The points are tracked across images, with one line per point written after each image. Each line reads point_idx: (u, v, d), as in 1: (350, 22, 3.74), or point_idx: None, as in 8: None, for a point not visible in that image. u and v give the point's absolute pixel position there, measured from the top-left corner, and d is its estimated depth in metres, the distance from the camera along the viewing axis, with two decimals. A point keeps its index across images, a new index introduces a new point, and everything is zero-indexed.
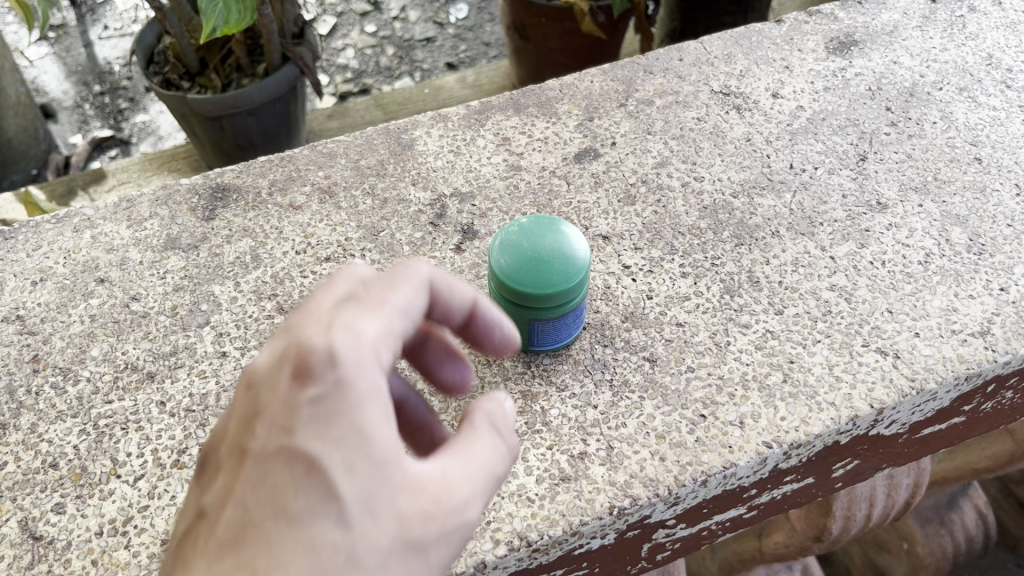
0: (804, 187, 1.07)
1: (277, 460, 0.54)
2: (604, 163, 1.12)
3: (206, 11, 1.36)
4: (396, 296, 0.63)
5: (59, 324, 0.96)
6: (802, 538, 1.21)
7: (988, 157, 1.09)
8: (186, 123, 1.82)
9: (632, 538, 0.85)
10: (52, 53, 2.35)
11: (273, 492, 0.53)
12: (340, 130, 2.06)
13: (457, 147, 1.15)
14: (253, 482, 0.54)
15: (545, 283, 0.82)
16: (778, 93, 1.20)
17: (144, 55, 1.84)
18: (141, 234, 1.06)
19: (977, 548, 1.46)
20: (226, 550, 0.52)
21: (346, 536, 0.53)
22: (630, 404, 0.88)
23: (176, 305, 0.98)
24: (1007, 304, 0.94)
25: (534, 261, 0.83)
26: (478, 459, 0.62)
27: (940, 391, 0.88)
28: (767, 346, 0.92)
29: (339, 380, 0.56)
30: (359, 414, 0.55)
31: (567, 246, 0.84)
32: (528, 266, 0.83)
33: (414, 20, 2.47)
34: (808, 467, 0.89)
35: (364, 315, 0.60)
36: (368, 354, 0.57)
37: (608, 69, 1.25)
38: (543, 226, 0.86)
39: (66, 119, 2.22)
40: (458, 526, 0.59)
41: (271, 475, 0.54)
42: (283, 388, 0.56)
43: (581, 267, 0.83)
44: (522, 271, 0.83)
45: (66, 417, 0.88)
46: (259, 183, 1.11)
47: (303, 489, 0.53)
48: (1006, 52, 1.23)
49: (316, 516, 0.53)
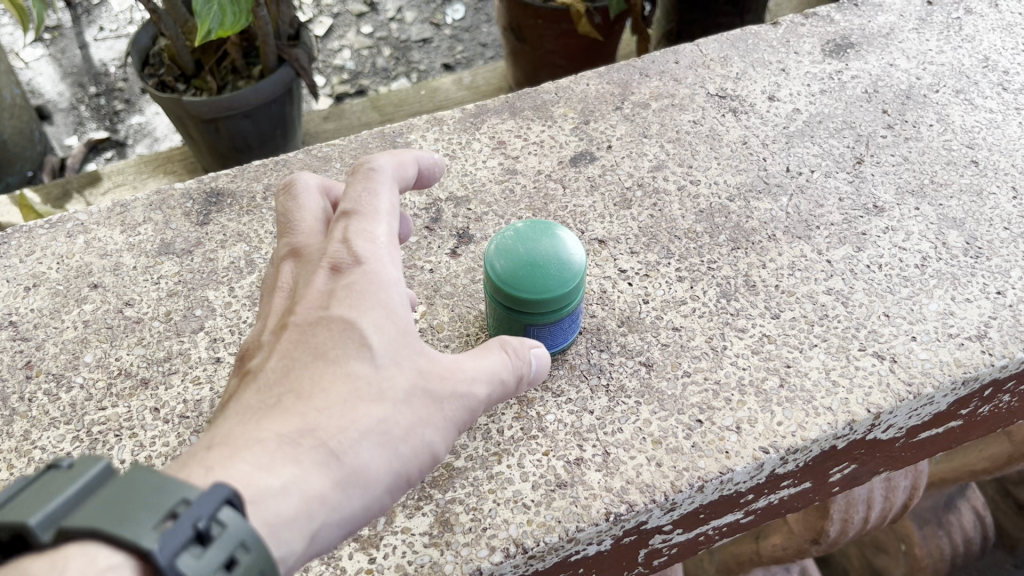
0: (801, 190, 1.07)
1: (318, 322, 0.70)
2: (600, 167, 1.11)
3: (200, 13, 1.35)
4: (380, 203, 0.78)
5: (52, 330, 0.96)
6: (799, 541, 1.21)
7: (985, 160, 1.09)
8: (181, 125, 1.81)
9: (628, 544, 0.85)
10: (47, 54, 2.34)
11: (314, 344, 0.68)
12: (336, 132, 2.05)
13: (453, 151, 1.15)
14: (298, 339, 0.69)
15: (541, 288, 0.81)
16: (774, 95, 1.20)
17: (139, 57, 1.83)
18: (135, 239, 1.05)
19: (974, 550, 1.46)
20: (277, 385, 0.66)
21: (373, 374, 0.67)
22: (627, 410, 0.88)
23: (170, 310, 0.97)
24: (1004, 308, 0.93)
25: (531, 265, 0.82)
26: (492, 356, 0.75)
27: (937, 395, 0.88)
28: (764, 351, 0.91)
29: (364, 270, 0.72)
30: (381, 289, 0.71)
31: (563, 251, 0.83)
32: (524, 271, 0.82)
33: (410, 22, 2.47)
34: (805, 471, 0.88)
35: (373, 220, 0.76)
36: (385, 253, 0.74)
37: (604, 72, 1.25)
38: (539, 230, 0.85)
39: (61, 121, 2.21)
40: (473, 391, 0.72)
41: (311, 334, 0.69)
42: (321, 278, 0.73)
43: (577, 272, 0.83)
44: (518, 276, 0.82)
45: (59, 424, 0.87)
46: (253, 188, 1.10)
47: (339, 342, 0.68)
48: (1002, 54, 1.23)
49: (349, 360, 0.67)
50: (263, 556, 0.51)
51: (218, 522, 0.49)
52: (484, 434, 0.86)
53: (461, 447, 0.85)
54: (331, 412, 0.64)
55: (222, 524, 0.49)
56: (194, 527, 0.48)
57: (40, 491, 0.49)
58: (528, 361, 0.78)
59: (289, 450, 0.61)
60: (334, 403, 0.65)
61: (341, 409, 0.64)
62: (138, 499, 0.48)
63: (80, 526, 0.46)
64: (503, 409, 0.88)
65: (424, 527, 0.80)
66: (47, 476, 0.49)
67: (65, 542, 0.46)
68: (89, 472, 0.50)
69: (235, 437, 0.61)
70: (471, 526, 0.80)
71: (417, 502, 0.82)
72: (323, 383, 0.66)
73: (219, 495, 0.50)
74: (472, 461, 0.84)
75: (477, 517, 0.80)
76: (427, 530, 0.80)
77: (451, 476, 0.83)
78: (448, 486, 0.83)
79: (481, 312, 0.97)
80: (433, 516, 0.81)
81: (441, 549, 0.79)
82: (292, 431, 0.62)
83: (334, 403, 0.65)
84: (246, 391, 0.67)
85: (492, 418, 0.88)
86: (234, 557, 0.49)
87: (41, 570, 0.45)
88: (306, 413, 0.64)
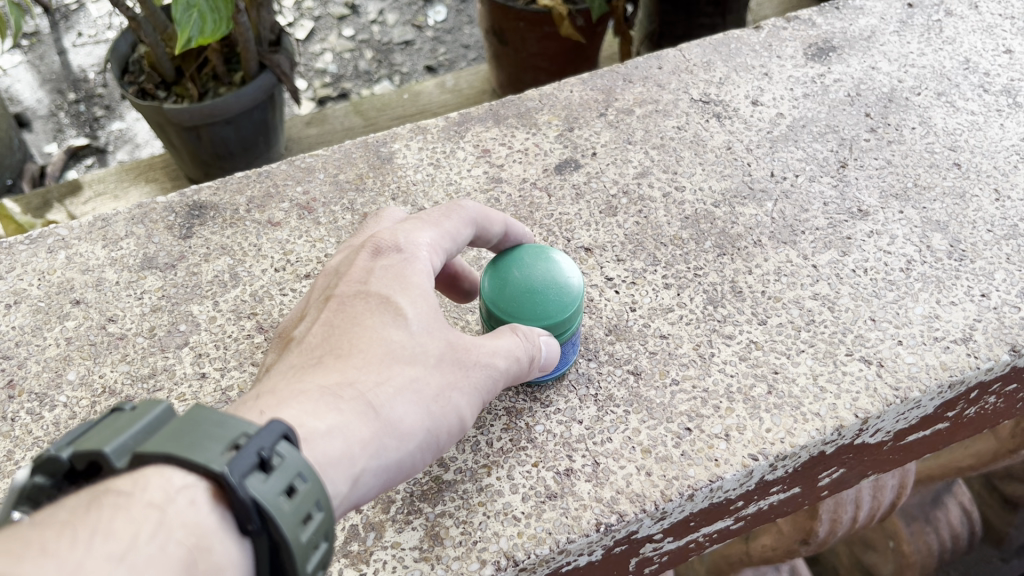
0: (785, 196, 1.07)
1: (357, 294, 0.74)
2: (585, 174, 1.11)
3: (180, 22, 1.32)
4: (439, 214, 0.82)
5: (34, 347, 0.95)
6: (789, 541, 1.20)
7: (968, 162, 1.09)
8: (163, 133, 1.79)
9: (619, 554, 0.85)
10: (25, 61, 2.32)
11: (352, 313, 0.72)
12: (320, 138, 2.04)
13: (437, 160, 1.14)
14: (338, 310, 0.73)
15: (542, 314, 0.81)
16: (758, 100, 1.20)
17: (118, 65, 1.81)
18: (118, 254, 1.04)
19: (962, 545, 1.46)
20: (318, 349, 0.70)
21: (407, 340, 0.70)
22: (615, 419, 0.87)
23: (154, 326, 0.96)
24: (988, 310, 0.94)
25: (529, 293, 0.82)
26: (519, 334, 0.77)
27: (923, 399, 0.88)
28: (751, 358, 0.91)
29: (402, 254, 0.77)
30: (416, 271, 0.75)
31: (560, 274, 0.83)
32: (523, 300, 0.81)
33: (392, 24, 2.46)
34: (793, 477, 0.89)
35: (419, 220, 0.81)
36: (424, 248, 0.78)
37: (588, 78, 1.25)
38: (533, 254, 0.84)
39: (41, 128, 2.18)
40: (503, 364, 0.74)
41: (351, 306, 0.73)
42: (362, 257, 0.77)
43: (576, 295, 0.83)
44: (517, 304, 0.81)
45: (43, 444, 0.86)
46: (236, 201, 1.10)
47: (377, 312, 0.72)
48: (982, 56, 1.24)
49: (386, 327, 0.71)
50: (319, 487, 0.54)
51: (277, 454, 0.53)
52: (473, 446, 0.86)
53: (450, 460, 0.85)
54: (367, 370, 0.67)
55: (282, 455, 0.53)
56: (257, 455, 0.52)
57: (114, 426, 0.55)
58: (539, 347, 0.77)
59: (330, 399, 0.64)
60: (371, 362, 0.68)
61: (376, 367, 0.68)
62: (202, 430, 0.53)
63: (155, 453, 0.52)
64: (491, 421, 0.88)
65: (414, 542, 0.80)
66: (119, 413, 0.56)
67: (142, 465, 0.52)
68: (153, 412, 0.55)
69: (281, 391, 0.65)
70: (461, 539, 0.80)
71: (407, 517, 0.81)
72: (361, 346, 0.69)
73: (278, 430, 0.54)
74: (461, 474, 0.84)
75: (467, 530, 0.80)
76: (417, 544, 0.79)
77: (440, 489, 0.83)
78: (438, 499, 0.82)
79: (469, 322, 0.97)
80: (422, 530, 0.80)
81: (432, 563, 0.78)
82: (333, 385, 0.65)
83: (371, 363, 0.68)
84: (288, 356, 0.71)
85: (481, 429, 0.87)
86: (294, 485, 0.53)
87: (123, 487, 0.50)
88: (344, 370, 0.67)
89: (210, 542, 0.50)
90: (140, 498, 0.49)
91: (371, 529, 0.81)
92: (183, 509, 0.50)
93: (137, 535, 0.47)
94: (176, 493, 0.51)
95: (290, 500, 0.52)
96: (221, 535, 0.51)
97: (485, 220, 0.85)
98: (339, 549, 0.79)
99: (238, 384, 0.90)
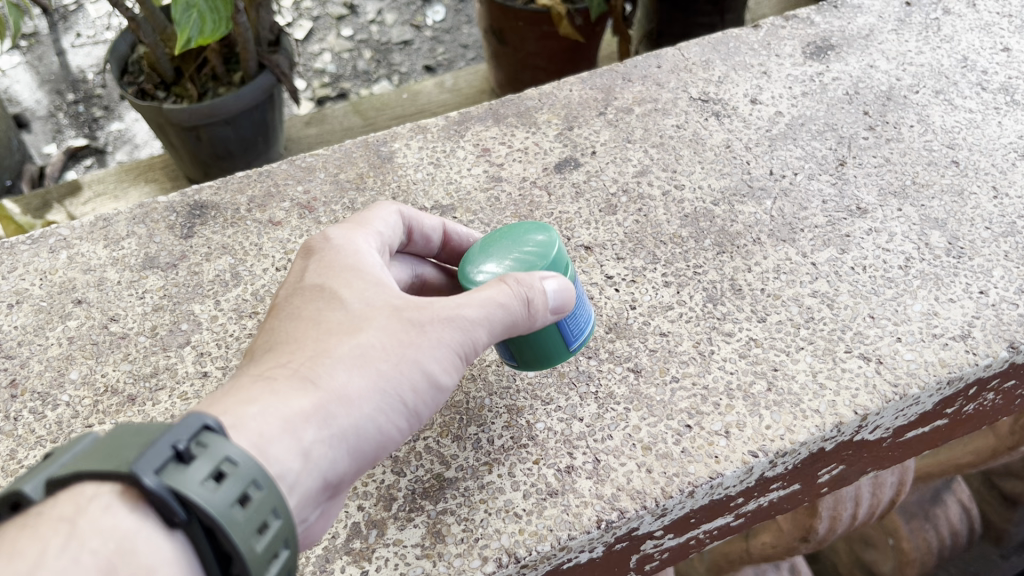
0: (784, 194, 1.08)
1: (293, 292, 0.76)
2: (584, 173, 1.12)
3: (179, 23, 1.32)
4: (366, 212, 0.85)
5: (37, 346, 0.95)
6: (789, 539, 1.20)
7: (965, 160, 1.10)
8: (162, 133, 1.79)
9: (620, 551, 0.85)
10: (24, 62, 2.32)
11: (291, 308, 0.74)
12: (319, 138, 2.04)
13: (437, 159, 1.15)
14: (278, 310, 0.75)
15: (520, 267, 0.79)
16: (757, 98, 1.20)
17: (117, 65, 1.82)
18: (119, 253, 1.04)
19: (961, 542, 1.47)
20: (260, 347, 0.72)
21: (345, 315, 0.71)
22: (616, 416, 0.88)
23: (156, 325, 0.96)
24: (987, 307, 0.94)
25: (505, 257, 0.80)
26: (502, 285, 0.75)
27: (922, 395, 0.89)
28: (751, 355, 0.92)
29: (333, 247, 0.79)
30: (349, 258, 0.77)
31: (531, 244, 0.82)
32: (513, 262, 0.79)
33: (391, 24, 2.46)
34: (793, 474, 0.89)
35: (348, 221, 0.83)
36: (355, 236, 0.81)
37: (587, 77, 1.25)
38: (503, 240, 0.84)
39: (40, 128, 2.18)
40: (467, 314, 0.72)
41: (290, 302, 0.75)
42: (297, 263, 0.80)
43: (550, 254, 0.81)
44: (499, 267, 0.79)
45: (46, 443, 0.86)
46: (237, 200, 1.10)
47: (311, 300, 0.73)
48: (980, 54, 1.24)
49: (323, 310, 0.72)
50: (251, 465, 0.55)
51: (197, 445, 0.54)
52: (474, 444, 0.87)
53: (451, 458, 0.86)
54: (304, 350, 0.68)
55: (201, 445, 0.54)
56: (171, 448, 0.53)
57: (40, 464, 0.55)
58: (539, 290, 0.74)
59: (265, 382, 0.65)
60: (308, 343, 0.69)
61: (314, 345, 0.68)
62: (122, 441, 0.54)
63: (71, 472, 0.53)
64: (492, 419, 0.89)
65: (416, 539, 0.80)
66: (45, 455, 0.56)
67: (64, 487, 0.53)
68: (77, 442, 0.56)
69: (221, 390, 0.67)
70: (463, 536, 0.80)
71: (409, 514, 0.82)
72: (299, 332, 0.70)
73: (195, 424, 0.55)
74: (462, 472, 0.85)
75: (468, 528, 0.80)
76: (418, 541, 0.80)
77: (442, 486, 0.84)
78: (439, 496, 0.83)
79: None
80: (424, 527, 0.81)
81: (434, 560, 0.79)
82: (269, 371, 0.66)
83: (308, 343, 0.69)
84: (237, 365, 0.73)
85: (482, 427, 0.88)
86: (220, 469, 0.54)
87: (41, 509, 0.51)
88: (283, 356, 0.68)
89: (134, 543, 0.51)
90: (54, 515, 0.50)
91: (373, 526, 0.81)
92: (100, 516, 0.51)
93: (46, 548, 0.48)
94: (90, 504, 0.52)
95: (217, 484, 0.53)
96: (146, 534, 0.51)
97: (414, 219, 0.88)
98: (342, 547, 0.80)
99: None
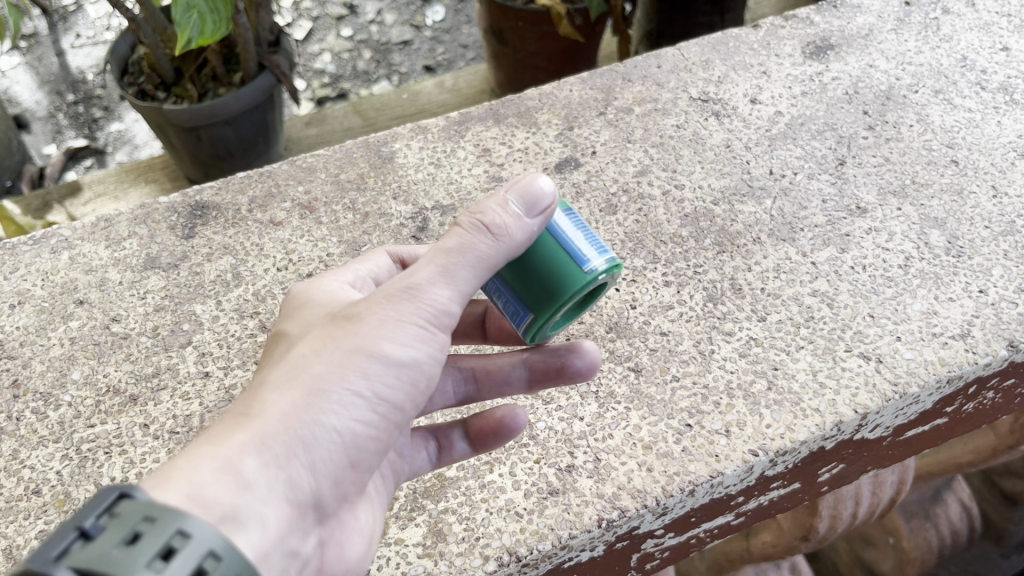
0: (784, 194, 1.08)
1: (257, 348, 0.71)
2: (585, 173, 1.12)
3: (180, 23, 1.31)
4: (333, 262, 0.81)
5: (39, 347, 0.95)
6: (789, 538, 1.21)
7: (965, 159, 1.10)
8: (162, 134, 1.79)
9: (621, 550, 0.85)
10: (24, 62, 2.31)
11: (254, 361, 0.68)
12: (319, 139, 2.04)
13: (438, 159, 1.15)
14: None
15: None
16: (756, 98, 1.20)
17: (117, 66, 1.82)
18: (121, 254, 1.05)
19: (962, 541, 1.47)
20: None
21: (288, 341, 0.64)
22: (616, 415, 0.88)
23: (157, 326, 0.97)
24: (986, 306, 0.94)
25: None
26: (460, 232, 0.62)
27: (922, 394, 0.89)
28: (751, 354, 0.92)
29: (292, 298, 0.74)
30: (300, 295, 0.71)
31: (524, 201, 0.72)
32: None
33: (391, 24, 2.46)
34: (793, 473, 0.89)
35: None
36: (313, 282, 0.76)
37: (587, 77, 1.25)
38: None
39: (40, 129, 2.18)
40: (412, 278, 0.61)
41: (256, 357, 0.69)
42: None
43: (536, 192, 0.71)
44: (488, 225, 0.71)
45: (48, 443, 0.87)
46: (238, 201, 1.10)
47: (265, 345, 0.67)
48: (979, 53, 1.25)
49: (272, 349, 0.65)
50: (172, 515, 0.48)
51: (109, 517, 0.48)
52: None
53: None
54: (247, 391, 0.62)
55: (114, 514, 0.48)
56: (76, 530, 0.46)
57: None
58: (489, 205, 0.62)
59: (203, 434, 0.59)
60: (251, 383, 0.62)
61: (255, 382, 0.62)
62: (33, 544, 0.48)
63: None
64: None
65: (417, 538, 0.80)
66: None
67: None
68: None
69: None
70: (464, 535, 0.80)
71: (410, 513, 0.82)
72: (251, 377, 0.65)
73: (104, 498, 0.49)
74: (463, 471, 0.85)
75: (470, 527, 0.81)
76: (420, 540, 0.80)
77: (443, 485, 0.84)
78: (440, 495, 0.83)
79: None
80: (426, 526, 0.81)
81: (435, 559, 0.79)
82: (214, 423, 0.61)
83: (252, 383, 0.62)
84: None
85: None
86: (136, 531, 0.46)
87: None
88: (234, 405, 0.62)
89: None
90: None
91: None
92: None
93: None
94: None
95: (133, 543, 0.46)
96: None
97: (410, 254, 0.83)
98: None
99: (241, 382, 0.91)
